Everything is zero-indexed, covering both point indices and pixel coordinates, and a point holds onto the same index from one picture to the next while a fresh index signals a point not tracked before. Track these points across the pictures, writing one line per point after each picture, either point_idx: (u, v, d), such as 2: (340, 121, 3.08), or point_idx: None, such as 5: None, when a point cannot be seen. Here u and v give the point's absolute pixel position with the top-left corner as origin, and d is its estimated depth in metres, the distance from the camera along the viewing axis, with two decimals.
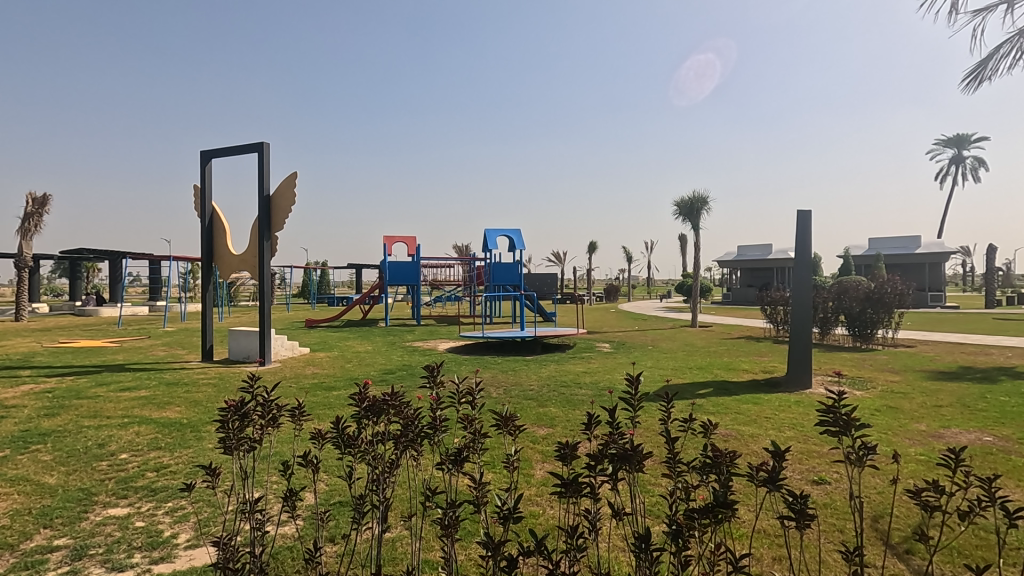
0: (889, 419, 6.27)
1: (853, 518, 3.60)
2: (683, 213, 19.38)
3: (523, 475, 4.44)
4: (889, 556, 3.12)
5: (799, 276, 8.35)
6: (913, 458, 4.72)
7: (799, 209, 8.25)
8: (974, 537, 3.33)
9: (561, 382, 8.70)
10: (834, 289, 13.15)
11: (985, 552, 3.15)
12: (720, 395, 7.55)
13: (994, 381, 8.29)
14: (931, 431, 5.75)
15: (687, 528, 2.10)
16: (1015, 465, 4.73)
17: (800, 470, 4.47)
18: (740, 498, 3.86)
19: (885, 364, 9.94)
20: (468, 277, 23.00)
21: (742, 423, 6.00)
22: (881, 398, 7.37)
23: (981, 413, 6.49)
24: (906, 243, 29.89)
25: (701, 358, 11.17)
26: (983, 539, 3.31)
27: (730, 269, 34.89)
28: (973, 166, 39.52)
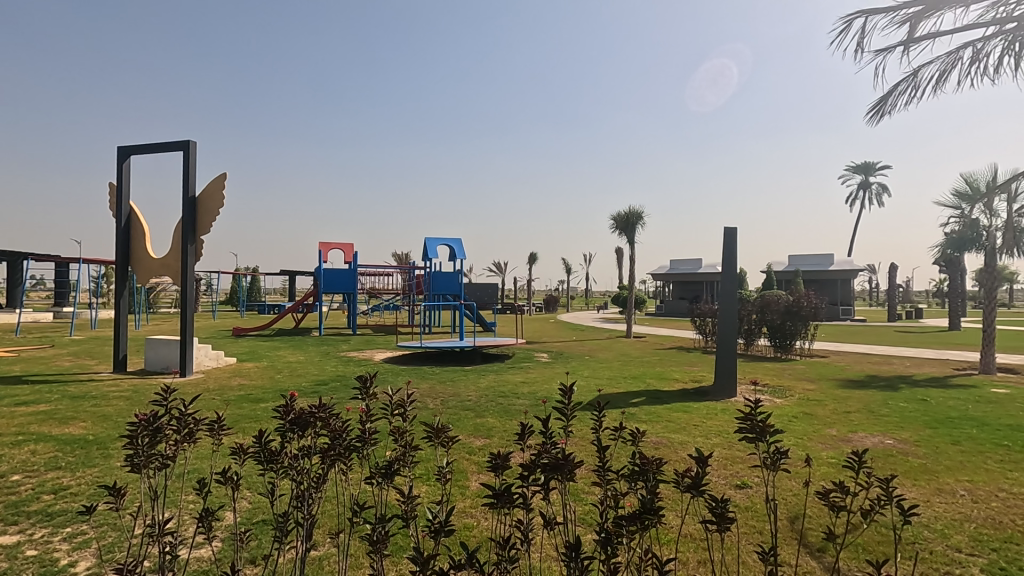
0: (805, 425, 6.70)
1: (769, 520, 3.79)
2: (620, 227, 19.99)
3: (458, 487, 4.39)
4: (802, 554, 3.31)
5: (724, 289, 8.79)
6: (824, 461, 5.05)
7: (726, 226, 8.71)
8: (876, 534, 3.60)
9: (499, 391, 8.71)
10: (758, 303, 13.94)
11: (886, 547, 3.41)
12: (652, 404, 7.81)
13: (895, 388, 9.04)
14: (841, 436, 6.19)
15: (616, 535, 2.16)
16: (912, 466, 5.17)
17: (725, 476, 4.67)
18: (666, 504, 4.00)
19: (802, 374, 10.63)
20: (407, 286, 22.66)
21: (672, 430, 6.23)
22: (798, 405, 7.86)
23: (883, 418, 7.05)
24: (821, 260, 32.15)
25: (635, 367, 11.50)
26: (883, 535, 3.58)
27: (663, 282, 36.21)
28: (878, 191, 43.15)
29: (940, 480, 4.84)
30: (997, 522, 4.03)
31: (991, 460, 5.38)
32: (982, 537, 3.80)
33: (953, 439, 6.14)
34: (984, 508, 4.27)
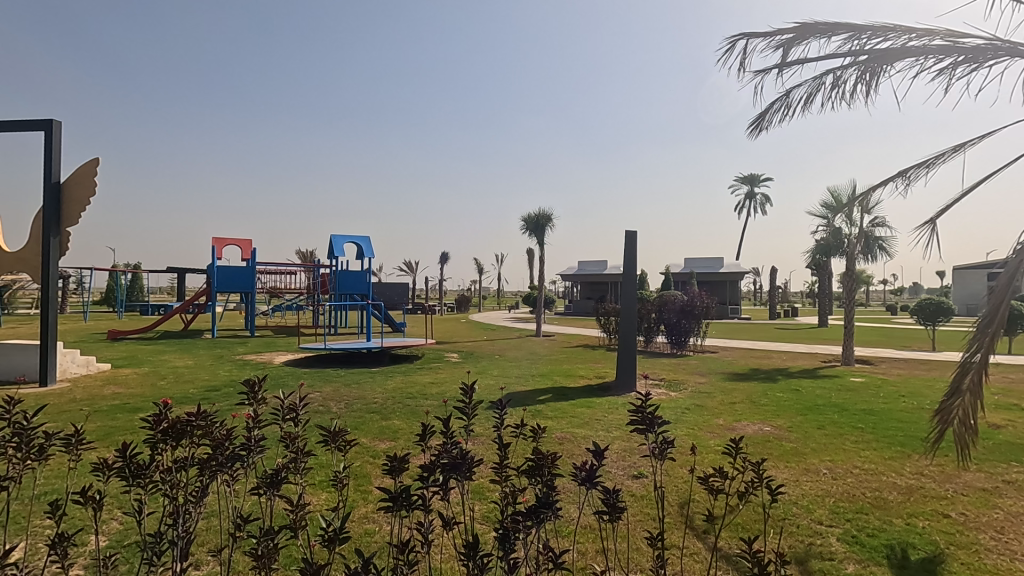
0: (697, 416, 7.19)
1: (660, 506, 4.03)
2: (530, 228, 20.37)
3: (360, 492, 4.24)
4: (689, 537, 3.54)
5: (625, 289, 9.23)
6: (709, 448, 5.46)
7: (627, 229, 9.15)
8: (753, 512, 3.94)
9: (406, 393, 8.55)
10: (657, 302, 14.80)
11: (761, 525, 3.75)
12: (558, 401, 8.03)
13: (772, 380, 9.98)
14: (726, 425, 6.72)
15: (513, 531, 2.18)
16: (784, 450, 5.73)
17: (623, 467, 4.90)
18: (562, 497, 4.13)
19: (695, 368, 11.43)
20: (311, 285, 21.62)
21: (576, 425, 6.44)
22: (691, 397, 8.45)
23: (763, 407, 7.75)
24: (713, 263, 34.76)
25: (543, 366, 11.77)
26: (759, 513, 3.93)
27: (572, 282, 37.41)
28: (762, 201, 47.35)
29: (808, 461, 5.39)
30: (852, 495, 4.57)
31: (849, 442, 6.06)
32: (839, 510, 4.28)
33: (819, 423, 6.88)
34: (842, 484, 4.82)
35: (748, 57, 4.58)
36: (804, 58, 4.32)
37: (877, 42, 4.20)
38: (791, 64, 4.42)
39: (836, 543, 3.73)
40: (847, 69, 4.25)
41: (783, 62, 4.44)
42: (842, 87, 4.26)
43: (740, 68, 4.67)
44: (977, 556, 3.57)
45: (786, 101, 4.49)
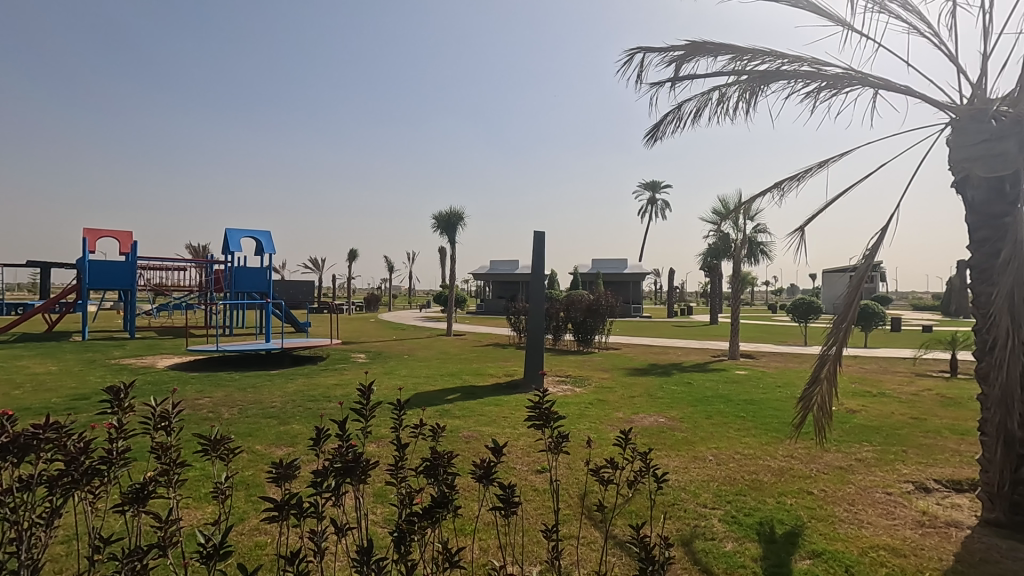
0: (598, 410, 7.50)
1: (560, 499, 4.16)
2: (441, 226, 20.20)
3: (251, 503, 3.99)
4: (586, 527, 3.68)
5: (533, 289, 9.42)
6: (603, 440, 5.73)
7: (535, 229, 9.35)
8: (645, 500, 4.17)
9: (308, 396, 8.16)
10: (565, 301, 15.25)
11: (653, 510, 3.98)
12: (466, 399, 8.04)
13: (668, 374, 10.64)
14: (626, 418, 7.06)
15: (409, 532, 2.14)
16: (675, 439, 6.13)
17: (527, 462, 5.00)
18: (466, 496, 4.14)
19: (599, 364, 11.92)
20: (203, 282, 20.00)
21: (483, 423, 6.48)
22: (594, 392, 8.80)
23: (659, 400, 8.25)
24: (617, 264, 36.41)
25: (453, 365, 11.72)
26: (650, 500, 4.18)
27: (483, 282, 37.59)
28: (662, 207, 50.22)
29: (696, 449, 5.80)
30: (732, 479, 4.98)
31: (732, 429, 6.60)
32: (722, 492, 4.65)
33: (707, 413, 7.43)
34: (724, 469, 5.23)
35: (644, 70, 4.83)
36: (693, 74, 4.63)
37: (756, 64, 4.59)
38: (682, 79, 4.72)
39: (718, 523, 4.05)
40: (730, 87, 4.61)
41: (675, 76, 4.73)
42: (726, 103, 4.61)
43: (637, 79, 4.91)
44: (833, 526, 4.02)
45: (678, 113, 4.78)
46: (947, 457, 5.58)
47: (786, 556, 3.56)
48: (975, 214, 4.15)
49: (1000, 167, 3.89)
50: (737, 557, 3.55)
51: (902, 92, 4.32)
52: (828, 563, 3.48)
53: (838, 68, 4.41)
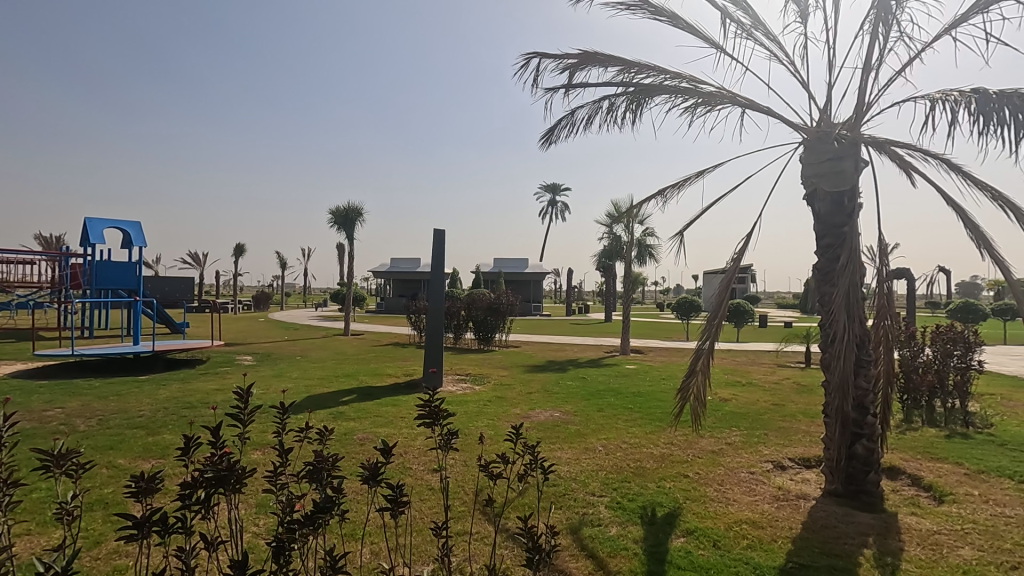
0: (497, 407, 7.61)
1: (456, 497, 4.16)
2: (338, 222, 19.40)
3: (109, 525, 3.56)
4: (481, 522, 3.73)
5: (432, 287, 9.35)
6: (496, 437, 5.82)
7: (436, 228, 9.28)
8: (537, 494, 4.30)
9: (184, 402, 7.48)
10: (466, 299, 15.29)
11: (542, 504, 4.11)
12: (362, 401, 7.79)
13: (564, 370, 11.06)
14: (523, 414, 7.23)
15: (289, 542, 2.03)
16: (568, 432, 6.39)
17: (423, 462, 4.95)
18: (352, 500, 4.02)
19: (499, 362, 12.10)
20: (55, 278, 17.57)
21: (379, 425, 6.32)
22: (493, 390, 8.92)
23: (555, 395, 8.55)
24: (518, 264, 37.11)
25: (349, 365, 11.31)
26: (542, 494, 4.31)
27: (383, 279, 36.65)
28: (562, 209, 51.83)
29: (587, 441, 6.08)
30: (619, 467, 5.28)
31: (621, 421, 6.99)
32: (609, 481, 4.92)
33: (599, 406, 7.82)
34: (612, 458, 5.54)
35: (540, 75, 4.98)
36: (585, 82, 4.84)
37: (641, 78, 4.90)
38: (576, 86, 4.92)
39: (604, 510, 4.27)
40: (618, 97, 4.87)
41: (569, 83, 4.92)
42: (615, 112, 4.87)
43: (534, 84, 5.05)
44: (704, 506, 4.40)
45: (571, 118, 4.98)
46: (799, 438, 6.33)
47: (663, 536, 3.84)
48: (821, 224, 4.74)
49: (841, 184, 4.52)
50: (620, 541, 3.78)
51: (765, 113, 4.83)
52: (698, 539, 3.81)
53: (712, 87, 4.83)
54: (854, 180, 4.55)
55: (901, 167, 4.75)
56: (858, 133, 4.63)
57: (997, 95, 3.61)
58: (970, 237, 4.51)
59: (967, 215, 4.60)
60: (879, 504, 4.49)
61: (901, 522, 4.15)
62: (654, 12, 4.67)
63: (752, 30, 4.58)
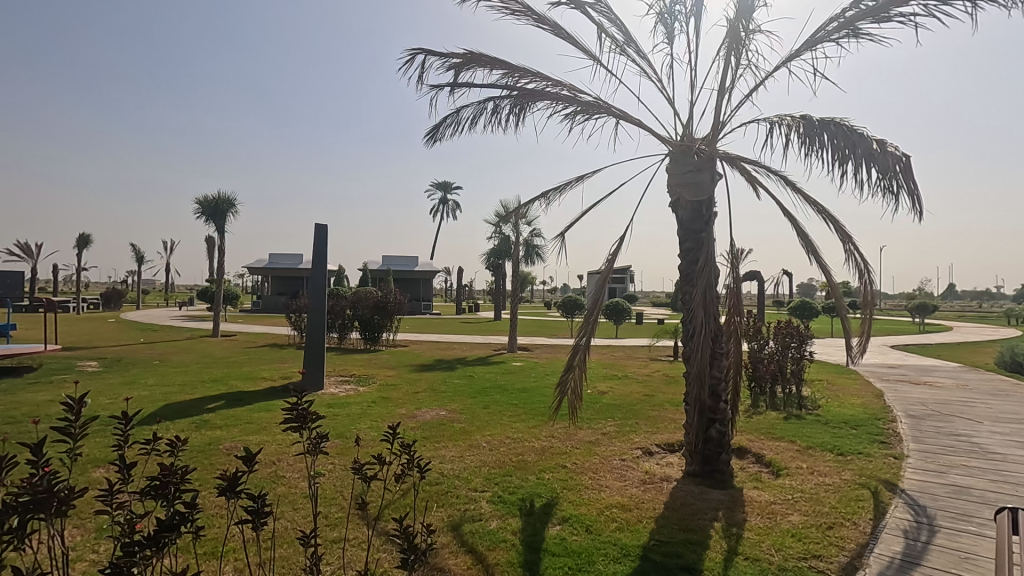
0: (381, 408, 7.41)
1: (334, 503, 4.01)
2: (207, 212, 17.73)
3: None
4: (359, 527, 3.63)
5: (313, 285, 8.89)
6: (372, 439, 5.66)
7: (317, 222, 8.84)
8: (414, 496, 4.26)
9: (6, 417, 6.39)
10: (351, 298, 14.71)
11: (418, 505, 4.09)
12: (232, 407, 7.19)
13: (452, 369, 11.07)
14: (408, 413, 7.12)
15: (125, 568, 1.80)
16: (453, 430, 6.40)
17: (300, 469, 4.70)
18: (212, 516, 3.70)
19: (385, 362, 11.80)
20: None
21: (250, 432, 5.88)
22: (378, 391, 8.69)
23: (442, 394, 8.53)
24: (408, 261, 36.41)
25: (218, 369, 10.39)
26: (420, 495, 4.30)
27: (260, 276, 34.14)
28: (453, 208, 51.62)
29: (471, 438, 6.13)
30: (501, 462, 5.39)
31: (506, 417, 7.14)
32: (492, 475, 5.01)
33: (485, 403, 7.93)
34: (495, 453, 5.64)
35: (424, 71, 4.93)
36: (470, 82, 4.88)
37: (525, 82, 5.04)
38: (461, 85, 4.94)
39: (485, 505, 4.35)
40: (503, 99, 4.97)
41: (454, 82, 4.92)
42: (499, 114, 4.97)
43: (418, 79, 4.99)
44: (579, 493, 4.64)
45: (456, 117, 4.99)
46: (666, 425, 6.90)
47: (540, 525, 3.99)
48: (683, 230, 5.19)
49: (700, 194, 4.99)
50: (499, 533, 3.86)
51: (637, 124, 5.19)
52: (573, 526, 4.01)
53: (589, 97, 5.10)
54: (711, 191, 5.05)
55: (749, 182, 5.35)
56: (714, 148, 5.14)
57: (819, 122, 4.20)
58: (801, 245, 5.20)
59: (799, 226, 5.29)
60: (729, 481, 5.03)
61: (746, 496, 4.69)
62: (537, 20, 4.83)
63: (626, 46, 4.90)
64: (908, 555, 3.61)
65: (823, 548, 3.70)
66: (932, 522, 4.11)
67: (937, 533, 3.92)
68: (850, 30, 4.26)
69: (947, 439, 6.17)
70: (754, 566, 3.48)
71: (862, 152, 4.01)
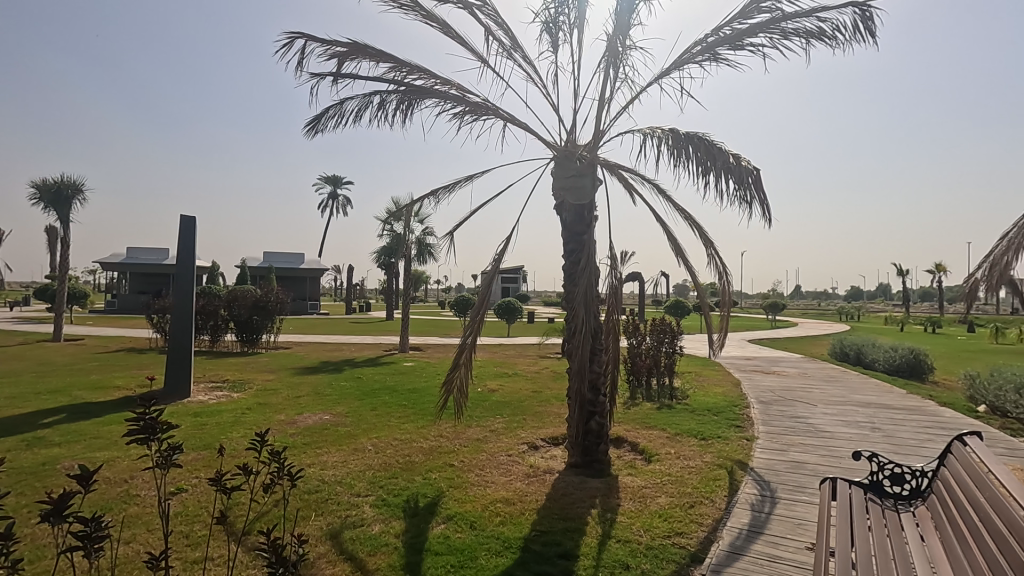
0: (257, 415, 6.91)
1: (196, 520, 3.68)
2: (45, 198, 15.39)
3: None
4: (222, 545, 3.37)
5: (179, 282, 8.06)
6: (238, 449, 5.28)
7: (184, 214, 8.03)
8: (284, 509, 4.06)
9: None
10: (226, 297, 13.57)
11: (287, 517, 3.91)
12: (75, 421, 6.31)
13: (338, 371, 10.62)
14: (288, 419, 6.71)
15: None
16: (337, 434, 6.14)
17: (157, 485, 4.26)
18: (41, 548, 3.23)
19: (264, 366, 11.03)
20: None
21: (97, 448, 5.21)
22: (254, 396, 8.09)
23: (326, 397, 8.14)
24: (292, 258, 34.30)
25: (59, 378, 9.06)
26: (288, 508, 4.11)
27: (116, 272, 30.32)
28: (343, 203, 49.45)
29: (356, 442, 5.93)
30: (386, 464, 5.27)
31: (394, 418, 6.99)
32: (376, 479, 4.88)
33: (372, 405, 7.69)
34: (381, 456, 5.50)
35: (305, 57, 4.68)
36: (355, 74, 4.71)
37: (412, 78, 4.96)
38: (345, 76, 4.75)
39: (368, 509, 4.22)
40: (390, 94, 4.86)
41: (337, 72, 4.72)
42: (385, 108, 4.85)
43: (297, 66, 4.72)
44: (465, 491, 4.67)
45: (340, 109, 4.79)
46: (551, 420, 7.16)
47: (424, 525, 3.96)
48: (567, 231, 5.42)
49: (582, 198, 5.23)
50: (381, 537, 3.77)
51: (524, 128, 5.33)
52: (457, 523, 4.02)
53: (478, 98, 5.14)
54: (592, 195, 5.31)
55: (627, 188, 5.71)
56: (595, 155, 5.42)
57: (684, 136, 4.58)
58: (671, 248, 5.65)
59: (670, 231, 5.75)
60: (607, 470, 5.32)
61: (621, 483, 5.00)
62: (425, 16, 4.78)
63: (513, 51, 5.01)
64: (754, 525, 4.06)
65: (685, 526, 4.05)
66: (774, 495, 4.66)
67: (778, 504, 4.46)
68: (712, 54, 4.69)
69: (789, 421, 7.04)
70: (625, 548, 3.71)
71: (720, 165, 4.44)
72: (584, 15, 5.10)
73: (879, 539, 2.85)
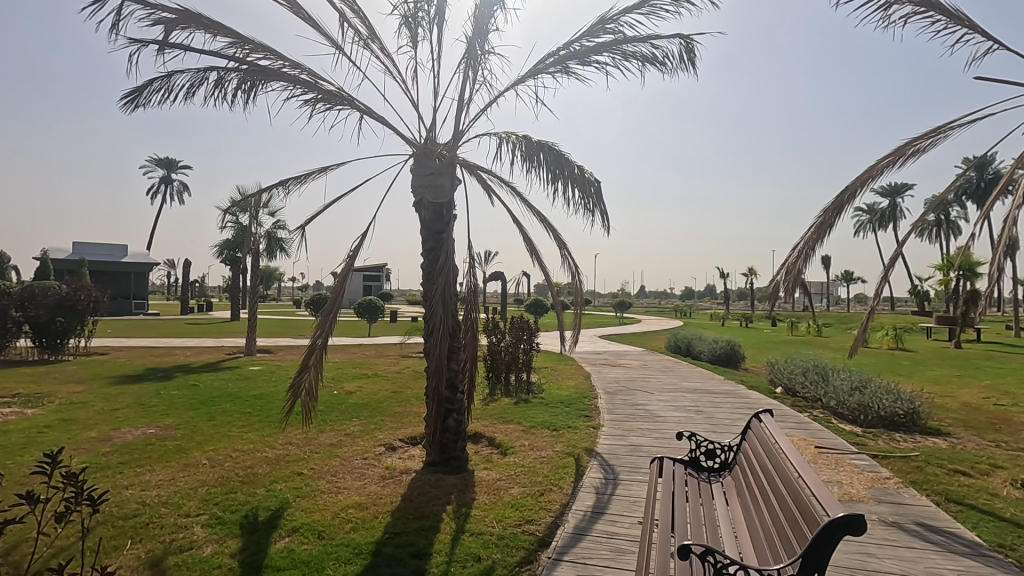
0: (59, 434, 5.85)
1: None
2: None
3: None
4: None
5: None
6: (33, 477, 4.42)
7: None
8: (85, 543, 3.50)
9: None
10: (16, 295, 11.29)
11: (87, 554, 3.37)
12: None
13: (168, 378, 9.42)
14: (100, 436, 5.79)
15: None
16: (165, 450, 5.45)
17: None
18: None
19: (71, 375, 9.40)
20: None
21: None
22: (55, 412, 6.85)
23: (152, 409, 7.16)
24: (111, 250, 29.66)
25: None
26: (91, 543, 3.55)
27: None
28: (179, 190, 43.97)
29: (188, 456, 5.31)
30: (224, 478, 4.79)
31: (235, 428, 6.38)
32: (210, 496, 4.41)
33: (209, 415, 6.94)
34: (218, 470, 4.99)
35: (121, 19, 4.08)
36: (185, 45, 4.21)
37: (257, 57, 4.57)
38: (173, 46, 4.23)
39: (199, 530, 3.81)
40: (229, 72, 4.43)
41: (163, 40, 4.19)
42: (223, 87, 4.41)
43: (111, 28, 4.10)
44: (313, 500, 4.42)
45: (167, 82, 4.25)
46: (411, 420, 7.06)
47: (264, 541, 3.67)
48: (426, 230, 5.38)
49: (440, 196, 5.23)
50: (213, 559, 3.42)
51: (381, 121, 5.18)
52: (302, 535, 3.79)
53: (332, 86, 4.90)
54: (450, 194, 5.34)
55: (485, 189, 5.83)
56: (454, 155, 5.45)
57: (536, 142, 4.79)
58: (526, 248, 5.88)
59: (526, 232, 5.99)
60: (463, 465, 5.39)
61: (476, 477, 5.09)
62: None
63: (369, 41, 4.85)
64: (596, 507, 4.39)
65: (535, 513, 4.26)
66: (615, 477, 5.09)
67: (618, 485, 4.87)
68: (563, 67, 4.98)
69: (630, 408, 7.72)
70: (477, 540, 3.80)
71: (567, 172, 4.74)
72: (443, 14, 5.10)
73: (694, 507, 3.24)
